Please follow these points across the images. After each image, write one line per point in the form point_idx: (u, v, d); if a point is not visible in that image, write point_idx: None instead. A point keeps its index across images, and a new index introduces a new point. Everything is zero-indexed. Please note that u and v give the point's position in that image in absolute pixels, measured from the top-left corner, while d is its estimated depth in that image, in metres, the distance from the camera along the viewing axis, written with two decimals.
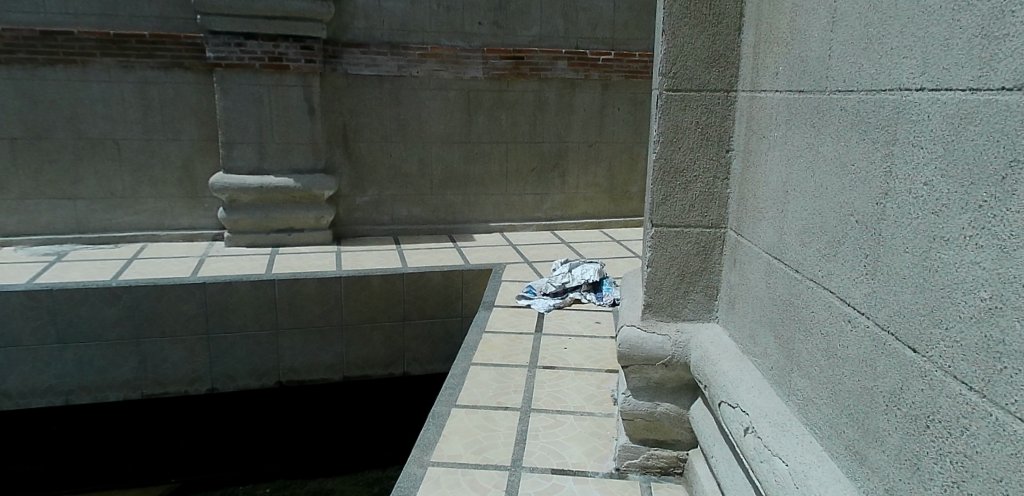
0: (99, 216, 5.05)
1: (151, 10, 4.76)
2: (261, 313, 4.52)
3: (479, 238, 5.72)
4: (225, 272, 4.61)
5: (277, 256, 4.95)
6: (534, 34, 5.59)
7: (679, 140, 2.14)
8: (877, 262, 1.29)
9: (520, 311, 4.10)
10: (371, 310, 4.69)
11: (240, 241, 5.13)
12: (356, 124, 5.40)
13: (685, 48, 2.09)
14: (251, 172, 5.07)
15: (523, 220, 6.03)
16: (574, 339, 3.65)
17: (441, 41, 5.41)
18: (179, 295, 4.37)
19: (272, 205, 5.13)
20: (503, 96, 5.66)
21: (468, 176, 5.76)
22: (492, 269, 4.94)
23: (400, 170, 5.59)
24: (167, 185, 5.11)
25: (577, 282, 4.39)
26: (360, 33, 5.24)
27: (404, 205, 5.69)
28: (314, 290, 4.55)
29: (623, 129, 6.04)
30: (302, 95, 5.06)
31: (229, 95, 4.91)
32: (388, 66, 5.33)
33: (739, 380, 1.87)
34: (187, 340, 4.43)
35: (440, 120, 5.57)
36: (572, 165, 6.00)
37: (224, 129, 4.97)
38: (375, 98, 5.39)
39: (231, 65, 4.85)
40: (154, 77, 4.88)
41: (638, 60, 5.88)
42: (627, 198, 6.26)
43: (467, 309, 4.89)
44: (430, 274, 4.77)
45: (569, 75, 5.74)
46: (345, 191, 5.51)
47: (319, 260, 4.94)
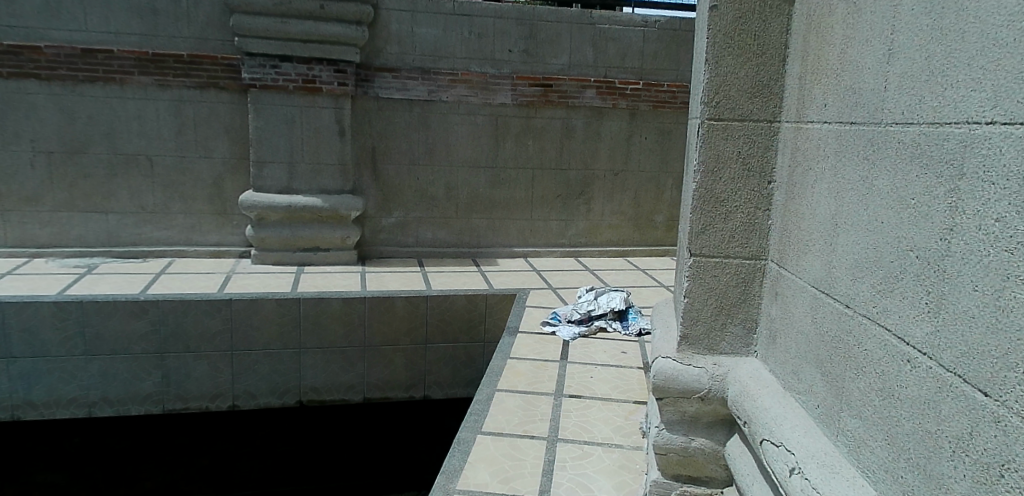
0: (130, 230, 5.10)
1: (191, 32, 4.87)
2: (285, 332, 4.52)
3: (503, 263, 5.69)
4: (251, 289, 4.62)
5: (303, 275, 4.95)
6: (564, 63, 5.63)
7: (720, 169, 2.12)
8: (941, 301, 1.24)
9: (545, 337, 4.05)
10: (393, 333, 4.71)
11: (266, 259, 5.13)
12: (385, 147, 5.45)
13: (728, 78, 2.08)
14: (281, 191, 5.11)
15: (547, 246, 6.00)
16: (601, 369, 3.60)
17: (471, 67, 5.47)
18: (204, 312, 4.38)
19: (299, 223, 5.14)
20: (530, 123, 5.69)
21: (493, 200, 5.76)
22: (516, 295, 4.93)
23: (427, 193, 5.62)
24: (196, 201, 5.16)
25: (603, 310, 4.34)
26: (392, 57, 5.31)
27: (429, 227, 5.69)
28: (338, 310, 4.58)
29: (649, 159, 6.01)
30: (334, 117, 5.12)
31: (262, 116, 4.99)
32: (418, 91, 5.40)
33: (784, 418, 1.80)
34: (211, 356, 4.44)
35: (468, 145, 5.61)
36: (598, 193, 5.97)
37: (256, 149, 5.03)
38: (405, 121, 5.45)
39: (266, 87, 4.94)
40: (190, 96, 4.98)
41: (666, 90, 5.87)
42: (652, 227, 6.19)
43: (490, 334, 4.88)
44: (453, 297, 4.76)
45: (596, 103, 5.75)
46: (372, 211, 5.53)
47: (344, 280, 4.93)
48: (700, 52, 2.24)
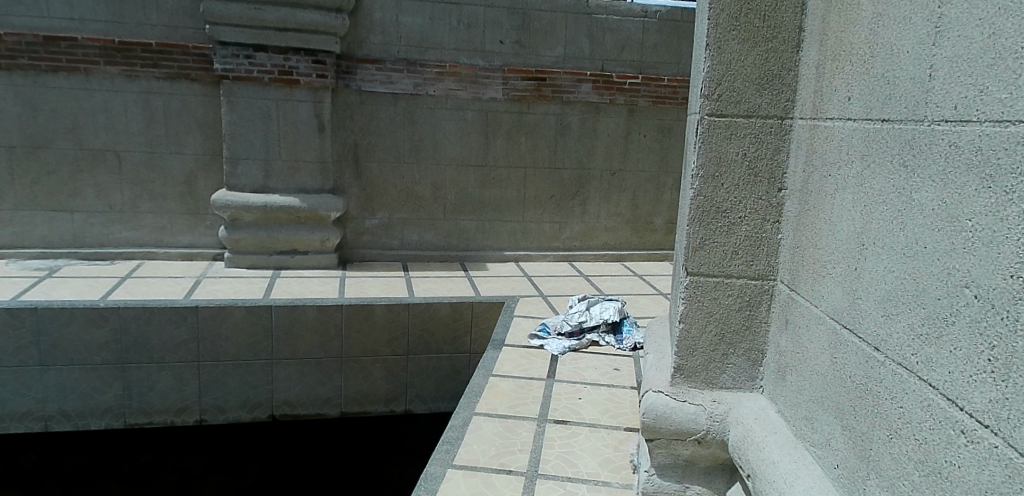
0: (95, 231, 4.80)
1: (160, 19, 4.56)
2: (256, 341, 4.23)
3: (493, 267, 5.38)
4: (220, 295, 4.32)
5: (278, 279, 4.65)
6: (558, 55, 5.31)
7: (723, 174, 1.81)
8: (1013, 359, 0.94)
9: (532, 352, 3.75)
10: (373, 343, 4.41)
11: (240, 262, 4.83)
12: (368, 143, 5.14)
13: (733, 66, 1.76)
14: (256, 190, 4.80)
15: (540, 250, 5.68)
16: (590, 389, 3.29)
17: (460, 59, 5.16)
18: (169, 320, 4.09)
19: (275, 224, 4.84)
20: (523, 119, 5.37)
21: (483, 201, 5.45)
22: (504, 303, 4.62)
23: (413, 192, 5.31)
24: (167, 200, 4.86)
25: (596, 322, 4.03)
26: (375, 48, 5.01)
27: (416, 228, 5.38)
28: (313, 319, 4.28)
29: (649, 158, 5.69)
30: (313, 111, 4.81)
31: (236, 109, 4.69)
32: (404, 84, 5.09)
33: (797, 478, 1.49)
34: (176, 368, 4.15)
35: (457, 142, 5.29)
36: (594, 193, 5.65)
37: (229, 144, 4.72)
38: (389, 117, 5.13)
39: (240, 78, 4.62)
40: (159, 87, 4.67)
41: (667, 85, 5.54)
42: (651, 230, 5.87)
43: (477, 345, 4.58)
44: (437, 305, 4.48)
45: (593, 98, 5.43)
46: (354, 212, 5.22)
47: (321, 285, 4.63)
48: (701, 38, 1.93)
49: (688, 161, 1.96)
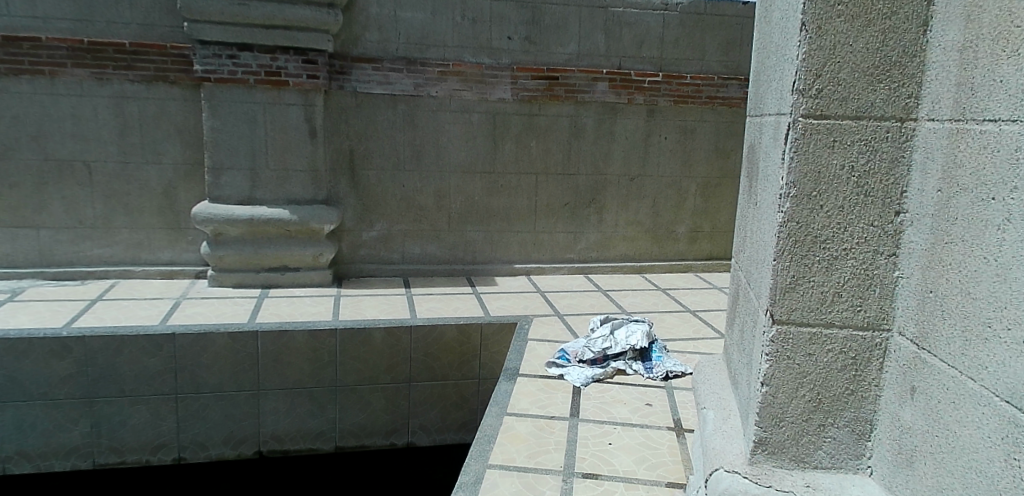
0: (65, 248, 4.37)
1: (133, 16, 4.15)
2: (240, 371, 3.81)
3: (502, 282, 4.95)
4: (200, 319, 3.89)
5: (266, 300, 4.23)
6: (572, 51, 4.88)
7: (823, 192, 1.38)
8: None
9: (551, 384, 3.32)
10: (371, 370, 3.98)
11: (225, 281, 4.41)
12: (364, 149, 4.71)
13: (837, 50, 1.33)
14: (241, 202, 4.38)
15: (553, 262, 5.25)
16: (620, 431, 2.86)
17: (465, 57, 4.75)
18: (142, 349, 3.66)
19: (264, 239, 4.42)
20: (533, 122, 4.95)
21: (491, 210, 5.02)
22: (516, 324, 4.18)
23: (414, 202, 4.88)
24: (144, 214, 4.43)
25: (622, 348, 3.57)
26: (372, 46, 4.59)
27: (418, 241, 4.95)
28: (303, 344, 3.86)
29: (670, 162, 5.26)
30: (303, 115, 4.39)
31: (218, 114, 4.27)
32: (403, 84, 4.67)
33: None
34: (151, 402, 3.72)
35: (462, 147, 4.87)
36: (611, 201, 5.22)
37: (211, 152, 4.30)
38: (388, 120, 4.71)
39: (222, 80, 4.21)
40: (134, 91, 4.25)
41: (690, 83, 5.12)
42: (673, 239, 5.43)
43: (487, 371, 4.14)
44: (443, 328, 4.05)
45: (610, 98, 5.01)
46: (350, 224, 4.79)
47: (314, 306, 4.21)
48: (787, 16, 1.49)
49: (770, 176, 1.53)
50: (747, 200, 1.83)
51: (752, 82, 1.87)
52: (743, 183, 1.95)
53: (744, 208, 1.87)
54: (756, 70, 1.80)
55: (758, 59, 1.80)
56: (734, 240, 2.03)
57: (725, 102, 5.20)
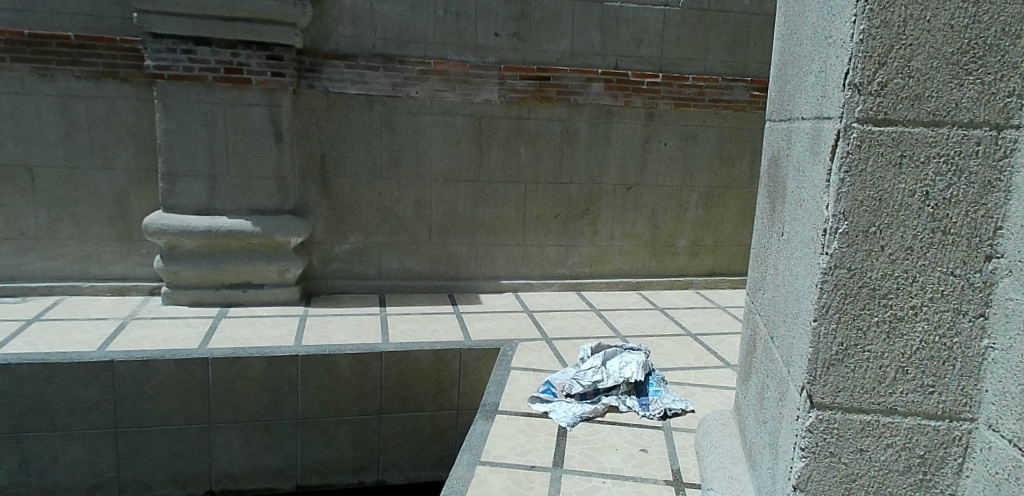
0: (4, 261, 3.97)
1: (81, 7, 3.77)
2: (189, 402, 3.41)
3: (487, 300, 4.55)
4: (145, 344, 3.48)
5: (223, 321, 3.82)
6: (564, 49, 4.50)
7: (877, 249, 1.39)
8: None
9: (533, 423, 2.92)
10: (337, 400, 3.57)
11: (180, 298, 4.00)
12: (337, 155, 4.32)
13: (903, 36, 1.32)
14: (199, 212, 3.99)
15: (543, 278, 4.85)
16: (610, 486, 2.46)
17: (448, 55, 4.35)
18: (76, 378, 3.26)
19: (224, 253, 4.02)
20: (522, 126, 4.55)
21: (476, 222, 4.63)
22: (498, 349, 3.77)
23: (392, 212, 4.48)
24: (92, 224, 4.04)
25: (615, 382, 3.16)
26: (346, 42, 4.20)
27: (396, 254, 4.55)
28: (260, 372, 3.46)
29: (670, 169, 4.86)
30: (268, 117, 3.99)
31: (173, 115, 3.87)
32: (380, 84, 4.27)
33: None
34: (88, 437, 3.33)
35: (444, 153, 4.48)
36: (606, 211, 4.83)
37: (165, 157, 3.90)
38: (363, 123, 4.31)
39: (177, 77, 3.81)
40: (81, 89, 3.86)
41: (692, 85, 4.72)
42: (672, 253, 5.02)
43: (465, 401, 3.74)
44: (416, 354, 3.65)
45: (605, 101, 4.61)
46: (321, 236, 4.39)
47: (275, 328, 3.80)
48: (826, 20, 1.46)
49: (802, 216, 1.54)
50: (763, 219, 1.84)
51: (773, 86, 1.83)
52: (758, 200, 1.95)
53: (760, 233, 1.87)
54: (778, 76, 1.76)
55: (779, 68, 1.77)
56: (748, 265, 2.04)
57: (729, 105, 4.81)
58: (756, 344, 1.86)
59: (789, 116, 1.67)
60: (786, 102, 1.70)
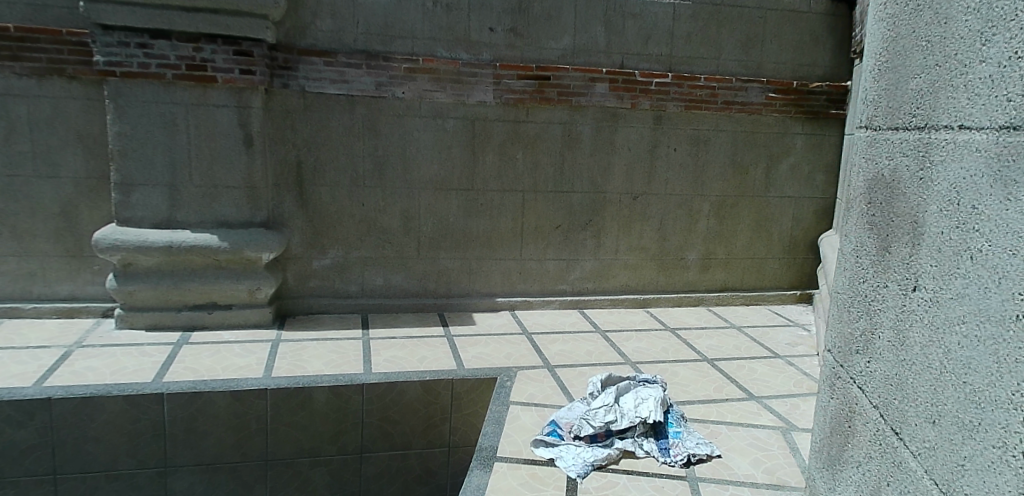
0: None
1: None
2: (140, 444, 2.98)
3: (481, 321, 4.13)
4: (90, 377, 3.05)
5: (183, 349, 3.38)
6: (565, 47, 4.12)
7: None
8: None
9: (535, 473, 2.52)
10: (312, 439, 3.15)
11: (136, 322, 3.57)
12: (315, 161, 3.90)
13: None
14: (157, 225, 3.56)
15: (542, 295, 4.45)
16: None
17: (437, 52, 3.95)
18: (7, 419, 2.83)
19: (186, 271, 3.60)
20: (520, 129, 4.16)
21: (469, 234, 4.23)
22: (496, 379, 3.34)
23: (376, 223, 4.06)
24: (38, 238, 3.61)
25: (630, 422, 2.76)
26: (324, 37, 3.79)
27: (381, 270, 4.13)
28: (223, 409, 3.04)
29: (680, 177, 4.47)
30: (235, 119, 3.57)
31: (128, 117, 3.44)
32: (362, 83, 3.86)
33: None
34: (23, 485, 2.89)
35: (434, 159, 4.07)
36: (611, 222, 4.44)
37: (119, 164, 3.47)
38: (344, 126, 3.90)
39: (131, 74, 3.39)
40: (24, 88, 3.43)
41: (703, 86, 4.34)
42: (681, 267, 4.64)
43: (458, 438, 3.32)
44: (403, 386, 3.23)
45: (610, 102, 4.23)
46: (297, 250, 3.97)
47: (242, 357, 3.36)
48: None
49: (999, 274, 1.26)
50: (892, 273, 1.57)
51: (889, 113, 1.60)
52: (866, 250, 1.68)
53: (883, 293, 1.61)
54: (907, 98, 1.52)
55: (914, 93, 1.50)
56: (845, 326, 1.78)
57: (743, 107, 4.43)
58: (881, 431, 1.60)
59: (940, 142, 1.42)
60: (928, 129, 1.46)
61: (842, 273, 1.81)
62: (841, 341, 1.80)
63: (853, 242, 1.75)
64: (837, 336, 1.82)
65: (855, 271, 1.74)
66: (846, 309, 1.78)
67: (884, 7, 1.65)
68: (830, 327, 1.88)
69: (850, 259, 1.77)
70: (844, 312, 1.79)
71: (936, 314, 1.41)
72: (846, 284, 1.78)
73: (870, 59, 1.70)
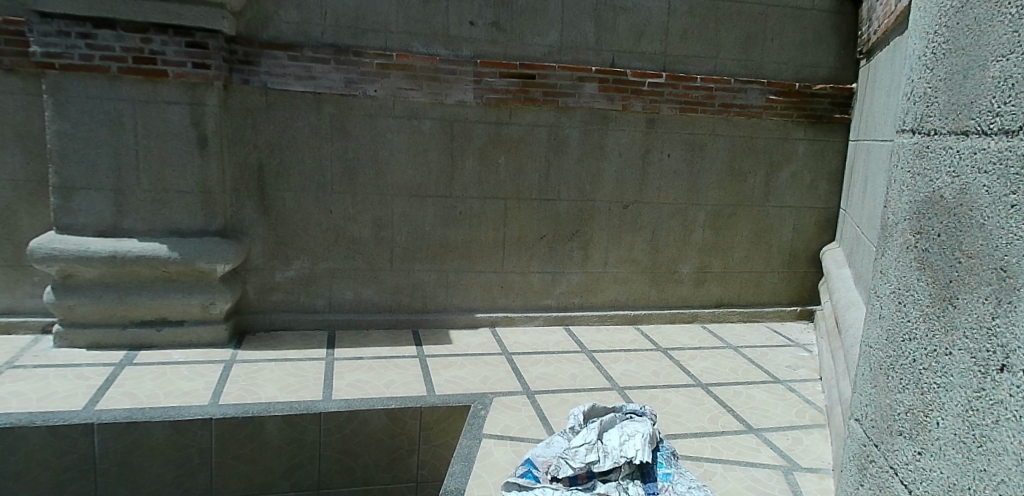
0: None
1: None
2: (68, 481, 2.68)
3: (458, 339, 3.82)
4: (14, 403, 2.73)
5: (124, 371, 3.06)
6: (552, 43, 3.82)
7: None
8: None
9: None
10: (263, 474, 2.85)
11: (76, 340, 3.25)
12: (278, 165, 3.58)
13: None
14: (101, 233, 3.24)
15: (524, 310, 4.15)
16: None
17: (413, 47, 3.65)
18: None
19: (132, 284, 3.28)
20: (502, 132, 3.85)
21: (446, 245, 3.92)
22: (469, 407, 3.03)
23: (345, 232, 3.75)
24: None
25: (615, 462, 2.44)
26: (289, 28, 3.49)
27: (350, 283, 3.82)
28: (163, 441, 2.73)
29: (674, 184, 4.17)
30: (188, 117, 3.26)
31: (67, 113, 3.12)
32: (330, 80, 3.55)
33: None
34: None
35: (409, 163, 3.76)
36: (599, 232, 4.14)
37: (57, 166, 3.15)
38: (310, 126, 3.59)
39: (72, 67, 3.06)
40: None
41: (701, 87, 4.04)
42: (675, 280, 4.34)
43: (426, 471, 3.03)
44: (365, 414, 2.92)
45: (600, 104, 3.92)
46: (259, 261, 3.66)
47: (189, 381, 3.02)
48: None
49: None
50: (946, 325, 1.34)
51: (942, 138, 1.39)
52: (912, 298, 1.46)
53: (931, 349, 1.38)
54: (965, 119, 1.32)
55: (975, 114, 1.29)
56: (885, 393, 1.54)
57: (743, 111, 4.13)
58: None
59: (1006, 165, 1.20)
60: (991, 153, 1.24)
61: (884, 329, 1.58)
62: (881, 412, 1.56)
63: (897, 290, 1.53)
64: (877, 405, 1.58)
65: (898, 324, 1.51)
66: (888, 372, 1.54)
67: (930, 27, 1.49)
68: (868, 394, 1.63)
69: (892, 310, 1.55)
70: (885, 375, 1.55)
71: (1009, 380, 1.16)
72: (888, 339, 1.55)
73: (915, 83, 1.53)
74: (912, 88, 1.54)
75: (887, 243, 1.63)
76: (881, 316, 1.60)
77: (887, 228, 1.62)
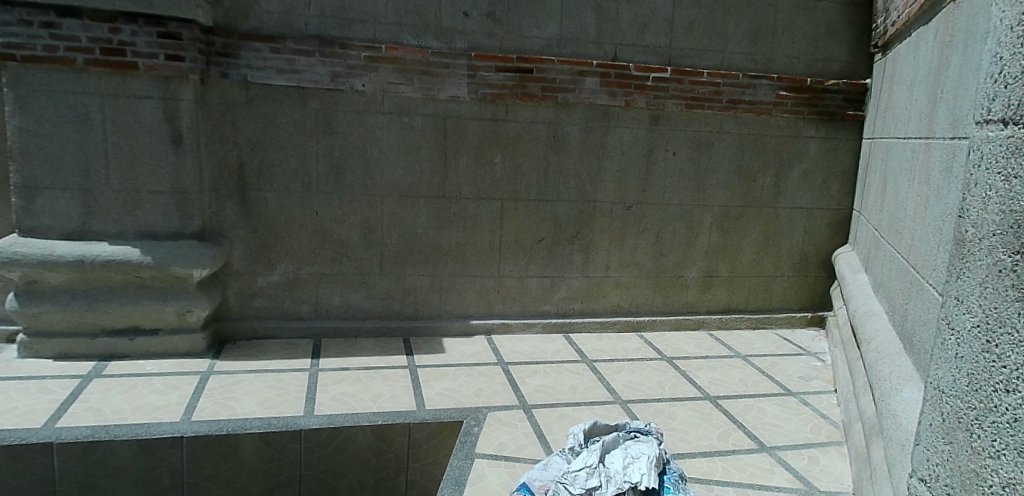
0: None
1: None
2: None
3: (451, 348, 3.62)
4: None
5: (91, 384, 2.85)
6: (551, 35, 3.61)
7: None
8: None
9: None
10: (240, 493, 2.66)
11: (42, 350, 3.04)
12: (259, 163, 3.38)
13: None
14: (68, 236, 3.03)
15: (522, 317, 3.94)
16: None
17: (403, 39, 3.45)
18: None
19: (101, 291, 3.08)
20: (498, 129, 3.64)
21: (439, 248, 3.71)
22: (461, 423, 2.81)
23: (332, 235, 3.54)
24: None
25: (617, 489, 2.22)
26: (270, 19, 3.28)
27: (337, 289, 3.62)
28: (128, 462, 2.52)
29: (679, 185, 3.97)
30: (162, 113, 3.06)
31: (31, 108, 2.92)
32: (315, 74, 3.34)
33: None
34: None
35: (399, 162, 3.55)
36: (601, 235, 3.93)
37: (20, 164, 2.95)
38: (294, 123, 3.38)
39: (35, 59, 2.86)
40: None
41: (707, 82, 3.83)
42: (680, 286, 4.13)
43: (415, 491, 2.83)
44: (349, 431, 2.71)
45: (601, 100, 3.72)
46: (239, 266, 3.46)
47: (160, 394, 2.82)
48: None
49: None
50: None
51: None
52: (1002, 344, 1.28)
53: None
54: None
55: None
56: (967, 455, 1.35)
57: (751, 107, 3.93)
58: None
59: None
60: None
61: (965, 377, 1.39)
62: (961, 477, 1.36)
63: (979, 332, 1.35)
64: (955, 467, 1.39)
65: (982, 372, 1.33)
66: (970, 429, 1.35)
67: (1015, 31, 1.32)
68: (943, 452, 1.44)
69: (974, 354, 1.36)
70: (965, 433, 1.37)
71: None
72: (969, 389, 1.37)
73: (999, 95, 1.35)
74: (1008, 83, 1.32)
75: (968, 267, 1.43)
76: (958, 360, 1.42)
77: (965, 261, 1.44)
